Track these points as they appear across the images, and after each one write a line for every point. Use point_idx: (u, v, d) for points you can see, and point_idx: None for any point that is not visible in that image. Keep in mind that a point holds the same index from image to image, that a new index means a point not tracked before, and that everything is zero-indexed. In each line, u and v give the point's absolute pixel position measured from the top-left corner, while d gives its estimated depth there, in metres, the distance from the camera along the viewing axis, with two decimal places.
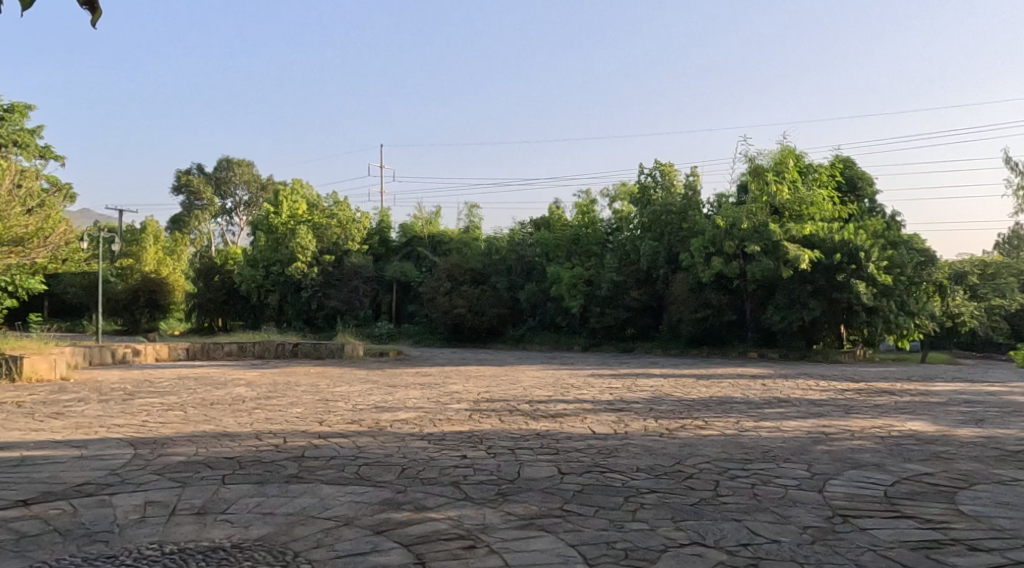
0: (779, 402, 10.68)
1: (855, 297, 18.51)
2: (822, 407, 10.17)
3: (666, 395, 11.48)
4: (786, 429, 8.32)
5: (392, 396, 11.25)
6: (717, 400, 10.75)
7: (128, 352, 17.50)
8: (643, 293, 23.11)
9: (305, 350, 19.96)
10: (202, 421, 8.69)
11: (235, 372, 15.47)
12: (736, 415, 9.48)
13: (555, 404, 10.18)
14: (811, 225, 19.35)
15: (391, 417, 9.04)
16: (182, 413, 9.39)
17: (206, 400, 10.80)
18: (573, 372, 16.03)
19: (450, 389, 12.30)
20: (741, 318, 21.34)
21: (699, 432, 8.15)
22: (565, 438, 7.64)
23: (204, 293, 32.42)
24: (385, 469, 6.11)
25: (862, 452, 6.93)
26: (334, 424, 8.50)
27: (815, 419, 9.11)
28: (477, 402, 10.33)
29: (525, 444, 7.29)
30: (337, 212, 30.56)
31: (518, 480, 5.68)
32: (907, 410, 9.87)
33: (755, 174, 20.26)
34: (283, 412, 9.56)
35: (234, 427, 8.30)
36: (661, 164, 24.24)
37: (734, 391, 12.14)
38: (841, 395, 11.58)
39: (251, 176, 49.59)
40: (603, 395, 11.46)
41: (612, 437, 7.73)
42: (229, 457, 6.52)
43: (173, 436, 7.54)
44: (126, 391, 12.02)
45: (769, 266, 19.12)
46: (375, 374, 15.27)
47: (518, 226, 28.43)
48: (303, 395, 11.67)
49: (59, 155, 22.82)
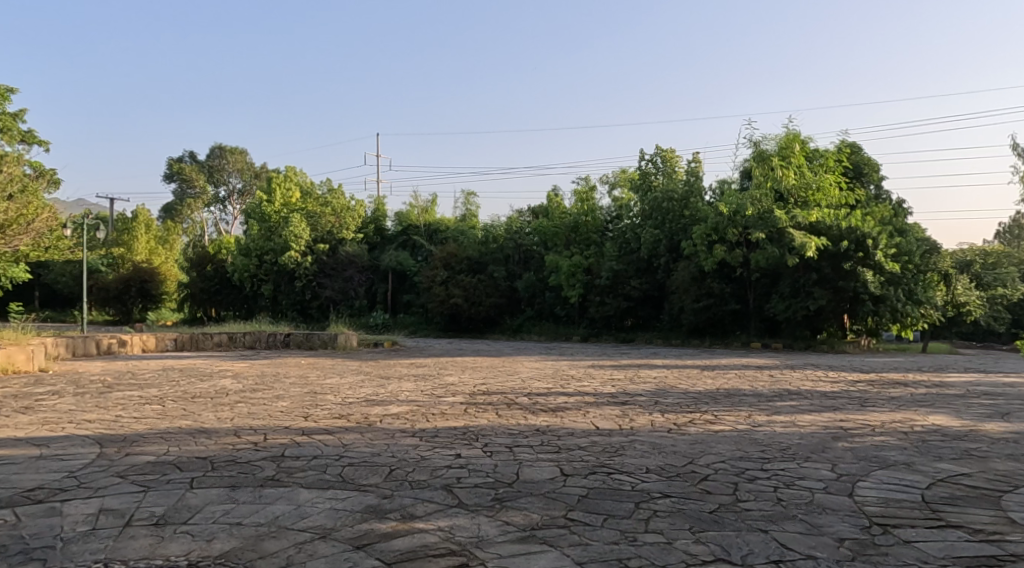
0: (790, 395, 10.16)
1: (862, 286, 17.99)
2: (837, 400, 9.66)
3: (671, 387, 10.96)
4: (801, 424, 7.80)
5: (385, 389, 10.72)
6: (725, 393, 10.25)
7: (114, 342, 16.94)
8: (644, 282, 22.61)
9: (297, 341, 19.43)
10: (180, 416, 8.16)
11: (223, 363, 14.92)
12: (747, 409, 8.96)
13: (554, 398, 9.65)
14: (817, 211, 18.86)
15: (382, 412, 8.51)
16: (159, 408, 8.85)
17: (188, 393, 10.27)
18: (573, 362, 15.53)
19: (445, 381, 11.78)
20: (744, 308, 20.80)
21: (710, 427, 7.63)
22: (568, 435, 7.13)
23: (196, 283, 31.87)
24: (370, 470, 5.58)
25: (888, 451, 6.40)
26: (320, 419, 7.97)
27: (832, 413, 8.58)
28: (473, 396, 9.80)
29: (524, 441, 6.76)
30: (331, 200, 29.99)
31: (517, 483, 5.16)
32: (927, 403, 9.35)
33: (760, 159, 19.85)
34: (267, 406, 9.03)
35: (213, 422, 7.77)
36: (662, 150, 23.75)
37: (741, 382, 11.63)
38: (854, 387, 11.07)
39: (245, 164, 48.93)
40: (605, 387, 10.93)
41: (617, 434, 7.21)
42: (202, 457, 6.00)
43: (145, 433, 7.00)
44: (105, 383, 11.49)
45: (774, 253, 18.64)
46: (367, 365, 14.75)
47: (516, 214, 27.91)
48: (292, 387, 11.13)
49: (42, 141, 22.23)
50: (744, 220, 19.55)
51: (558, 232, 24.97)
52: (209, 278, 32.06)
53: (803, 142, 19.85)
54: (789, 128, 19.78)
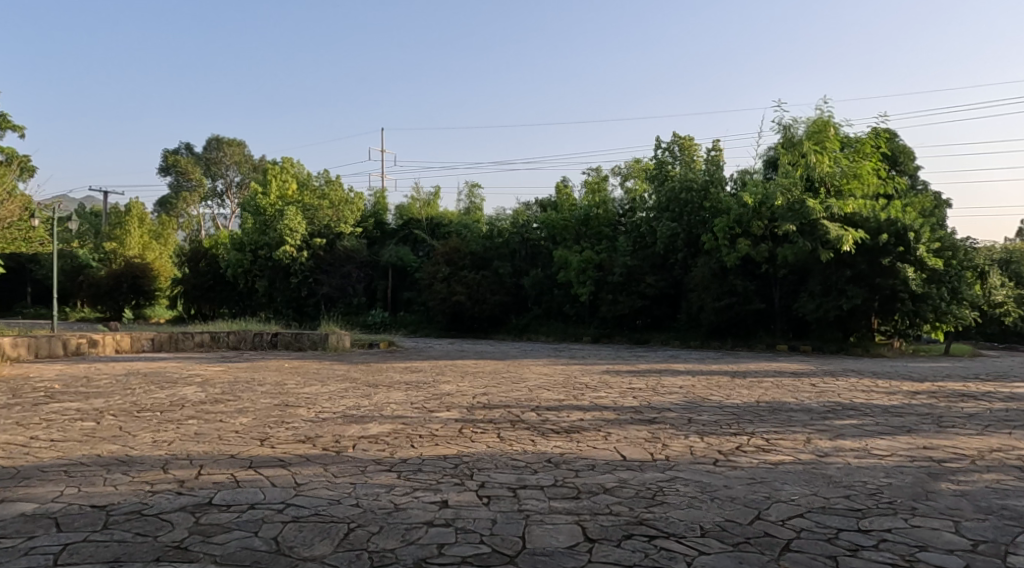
0: (845, 410, 8.57)
1: (902, 284, 16.35)
2: (905, 418, 8.07)
3: (703, 399, 9.40)
4: (879, 453, 6.20)
5: (368, 400, 9.16)
6: (769, 408, 8.65)
7: (83, 343, 15.45)
8: (660, 279, 21.01)
9: (285, 341, 17.96)
10: (106, 440, 6.61)
11: (197, 367, 13.39)
12: (803, 430, 7.36)
13: (568, 414, 8.08)
14: (853, 202, 17.30)
15: (358, 433, 6.97)
16: (91, 427, 7.30)
17: (139, 405, 8.73)
18: (586, 368, 13.95)
19: (441, 390, 10.24)
20: (769, 308, 19.20)
21: (765, 457, 6.08)
22: (588, 470, 5.56)
23: (189, 279, 30.47)
24: (323, 530, 4.08)
25: (1015, 498, 4.81)
26: (278, 444, 6.41)
27: (908, 436, 6.97)
28: (471, 411, 8.25)
29: (532, 480, 5.21)
30: (328, 192, 28.49)
31: (522, 561, 3.67)
32: (1017, 423, 7.73)
33: (790, 145, 18.25)
34: (222, 424, 7.48)
35: (144, 449, 6.25)
36: (680, 138, 22.18)
37: (782, 393, 10.05)
38: (913, 399, 9.49)
39: (241, 157, 47.57)
40: (626, 399, 9.35)
41: (652, 468, 5.64)
42: (97, 506, 4.46)
43: (45, 466, 5.46)
44: (50, 391, 9.96)
45: (804, 247, 17.04)
46: (357, 369, 13.19)
47: (523, 207, 26.26)
48: (261, 397, 9.60)
49: (16, 126, 20.79)
50: (771, 211, 18.04)
51: (568, 226, 23.47)
52: (202, 274, 30.59)
53: (837, 127, 18.24)
54: (822, 111, 18.17)
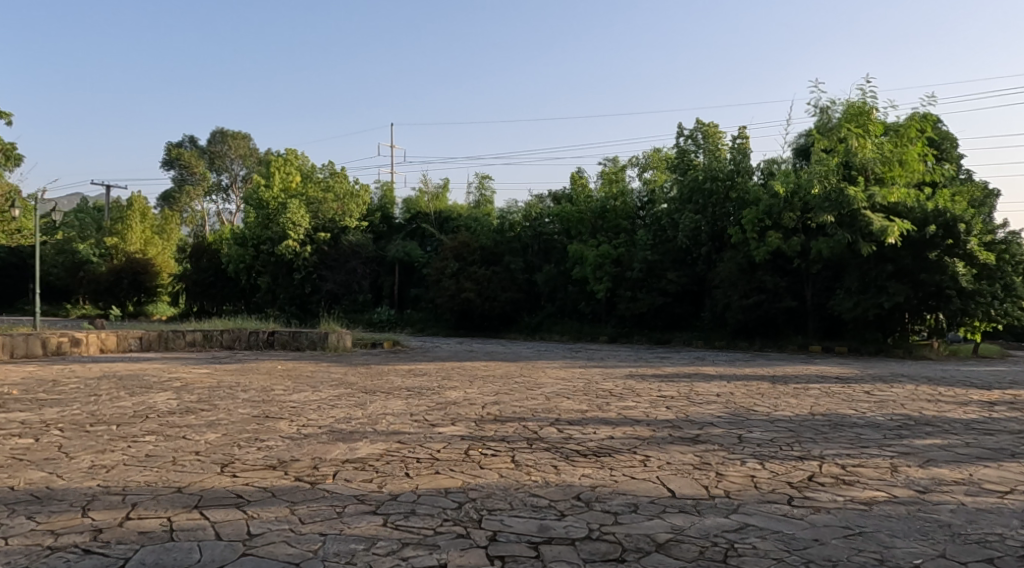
0: (921, 426, 7.25)
1: (950, 279, 14.92)
2: (999, 437, 6.74)
3: (749, 410, 8.10)
4: (995, 488, 4.89)
5: (362, 411, 7.90)
6: (832, 423, 7.33)
7: (64, 341, 14.29)
8: (681, 275, 19.76)
9: (282, 339, 16.77)
10: (33, 466, 5.36)
11: (182, 368, 12.22)
12: (883, 453, 6.04)
13: (596, 431, 6.78)
14: (896, 190, 15.97)
15: (342, 457, 5.71)
16: (26, 446, 6.09)
17: (96, 417, 7.50)
18: (607, 371, 12.65)
19: (446, 398, 8.99)
20: (800, 305, 17.82)
21: (853, 495, 4.77)
22: (630, 513, 4.29)
23: (190, 275, 29.45)
24: None
25: None
26: (241, 472, 5.17)
27: (1015, 463, 5.65)
28: (479, 426, 6.97)
29: (560, 530, 3.96)
30: (333, 185, 27.34)
31: None
32: None
33: (826, 131, 16.97)
34: (182, 443, 6.24)
35: (72, 478, 5.01)
36: (704, 125, 20.78)
37: (840, 403, 8.71)
38: (992, 412, 8.13)
39: (246, 150, 46.58)
40: (660, 410, 8.06)
41: (715, 512, 4.33)
42: None
43: None
44: (4, 399, 8.76)
45: (843, 240, 15.71)
46: (355, 372, 11.94)
47: (536, 199, 24.87)
48: (241, 406, 8.34)
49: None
50: (804, 201, 16.73)
51: (583, 218, 22.16)
52: (203, 270, 29.55)
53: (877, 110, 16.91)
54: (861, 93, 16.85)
